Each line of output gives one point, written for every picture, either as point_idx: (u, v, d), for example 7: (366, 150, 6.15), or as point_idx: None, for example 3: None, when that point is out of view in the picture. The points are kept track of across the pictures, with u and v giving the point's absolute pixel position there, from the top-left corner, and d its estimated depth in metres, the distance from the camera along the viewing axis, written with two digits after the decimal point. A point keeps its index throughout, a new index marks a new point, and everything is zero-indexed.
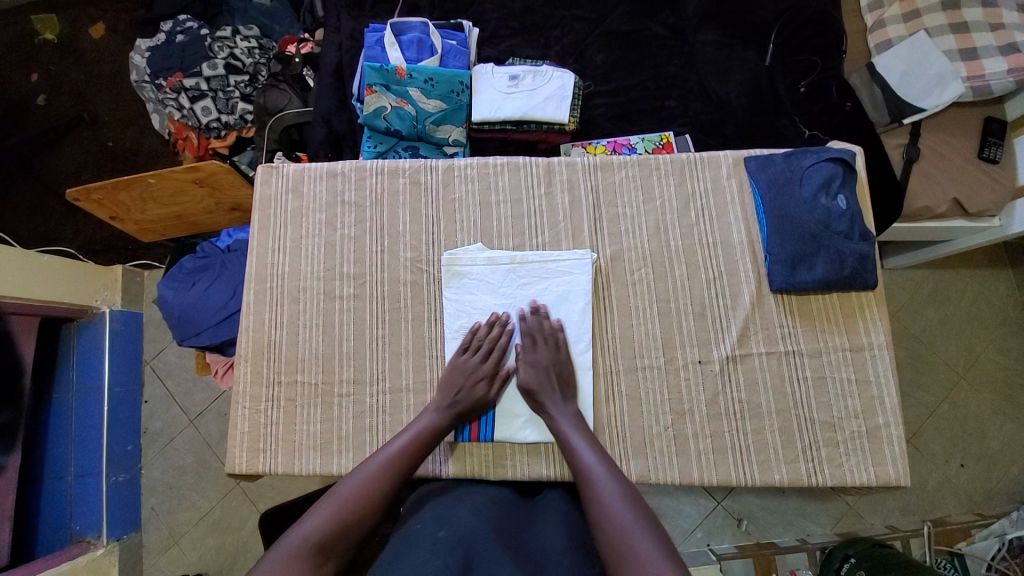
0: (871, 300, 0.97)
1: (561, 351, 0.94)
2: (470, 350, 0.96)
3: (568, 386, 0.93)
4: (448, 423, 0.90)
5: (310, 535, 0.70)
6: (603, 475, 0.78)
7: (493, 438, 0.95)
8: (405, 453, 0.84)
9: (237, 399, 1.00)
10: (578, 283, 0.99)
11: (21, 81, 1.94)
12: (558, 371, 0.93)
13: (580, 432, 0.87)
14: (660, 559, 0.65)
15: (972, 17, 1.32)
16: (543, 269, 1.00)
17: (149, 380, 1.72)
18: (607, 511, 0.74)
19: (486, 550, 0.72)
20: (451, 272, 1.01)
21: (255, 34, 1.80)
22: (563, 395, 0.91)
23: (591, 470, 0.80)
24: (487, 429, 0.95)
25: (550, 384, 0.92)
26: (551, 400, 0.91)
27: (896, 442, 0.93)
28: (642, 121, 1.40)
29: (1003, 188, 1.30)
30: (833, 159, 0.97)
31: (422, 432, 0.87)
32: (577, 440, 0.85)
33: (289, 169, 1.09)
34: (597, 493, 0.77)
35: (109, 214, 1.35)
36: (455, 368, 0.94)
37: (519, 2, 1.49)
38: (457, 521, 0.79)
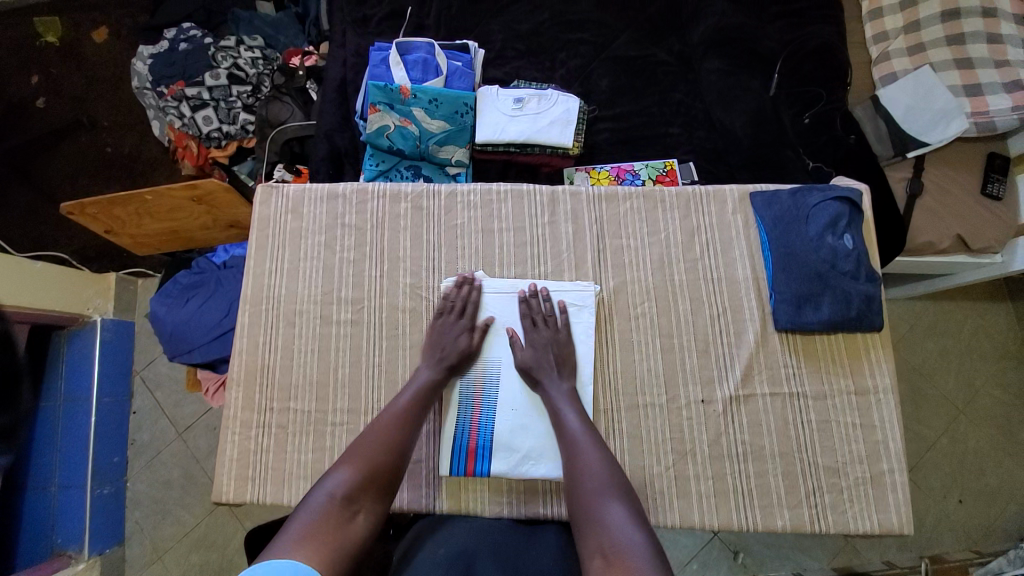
0: (876, 341, 0.96)
1: (561, 333, 0.95)
2: (446, 308, 0.97)
3: (566, 364, 0.94)
4: (442, 377, 0.92)
5: (337, 489, 0.74)
6: (587, 444, 0.83)
7: (491, 473, 0.91)
8: (408, 411, 0.87)
9: (228, 425, 0.97)
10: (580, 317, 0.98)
11: (21, 83, 1.92)
12: (557, 350, 0.94)
13: (570, 401, 0.90)
14: (630, 527, 0.70)
15: (977, 53, 1.31)
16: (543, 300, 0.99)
17: (137, 392, 1.68)
18: (581, 476, 0.79)
19: None
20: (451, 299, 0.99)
21: (260, 45, 1.79)
22: (560, 374, 0.93)
23: (577, 439, 0.85)
24: (485, 464, 0.92)
25: (548, 363, 0.93)
26: (548, 377, 0.92)
27: (900, 489, 0.91)
28: (646, 147, 1.40)
29: (1007, 226, 1.29)
30: (840, 197, 0.96)
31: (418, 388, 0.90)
32: (566, 409, 0.89)
33: (289, 190, 1.08)
34: (577, 460, 0.82)
35: (104, 228, 1.32)
36: (437, 326, 0.96)
37: (525, 24, 1.49)
38: (452, 562, 0.77)
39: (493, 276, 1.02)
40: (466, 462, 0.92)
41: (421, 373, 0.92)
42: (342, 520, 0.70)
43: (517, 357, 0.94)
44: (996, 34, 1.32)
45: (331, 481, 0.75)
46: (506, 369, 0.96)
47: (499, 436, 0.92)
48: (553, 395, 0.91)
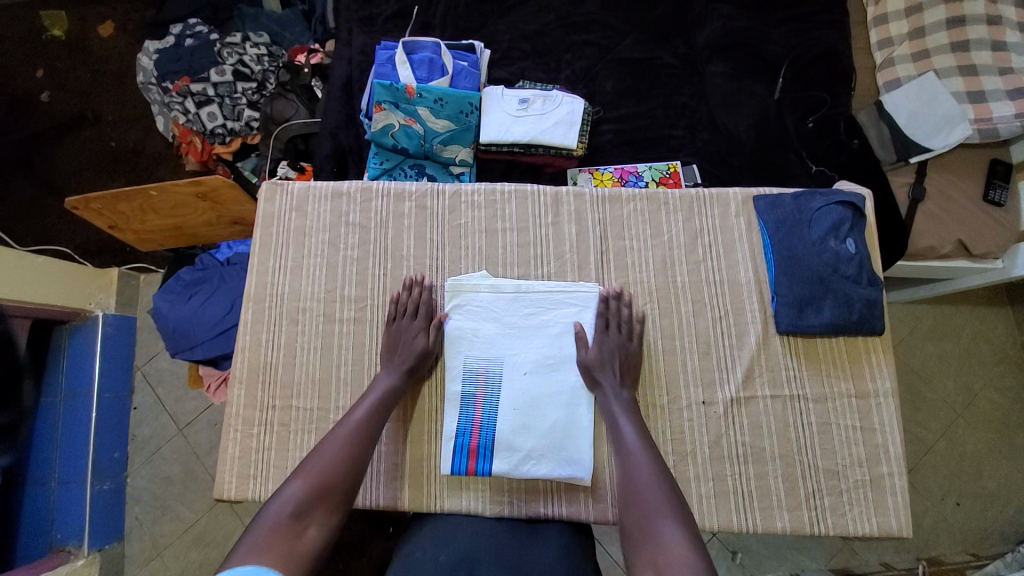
0: (878, 345, 0.96)
1: (632, 341, 0.95)
2: (401, 309, 0.98)
3: (628, 371, 0.93)
4: (401, 381, 0.93)
5: (288, 504, 0.74)
6: (642, 459, 0.82)
7: (492, 473, 0.92)
8: (364, 418, 0.87)
9: (230, 422, 0.97)
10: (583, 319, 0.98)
11: (25, 77, 1.93)
12: (623, 356, 0.94)
13: (628, 413, 0.89)
14: (684, 549, 0.69)
15: (981, 60, 1.32)
16: (547, 300, 0.99)
17: (139, 387, 1.68)
18: (639, 492, 0.78)
19: None
20: (455, 298, 0.99)
21: (265, 42, 1.79)
22: (620, 379, 0.92)
23: (633, 452, 0.83)
24: (486, 463, 0.92)
25: (611, 367, 0.93)
26: (607, 381, 0.92)
27: (899, 492, 0.91)
28: (650, 149, 1.40)
29: (1009, 232, 1.30)
30: (843, 202, 0.96)
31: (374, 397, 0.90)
32: (623, 421, 0.88)
33: (293, 187, 1.08)
34: (633, 473, 0.80)
35: (108, 223, 1.33)
36: (393, 330, 0.97)
37: (531, 25, 1.49)
38: (456, 556, 0.79)
39: (497, 275, 1.01)
40: (468, 461, 0.92)
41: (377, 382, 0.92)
42: (292, 535, 0.71)
43: (583, 359, 0.94)
44: (1001, 41, 1.32)
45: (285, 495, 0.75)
46: (508, 370, 0.96)
47: (500, 434, 0.93)
48: (611, 403, 0.90)
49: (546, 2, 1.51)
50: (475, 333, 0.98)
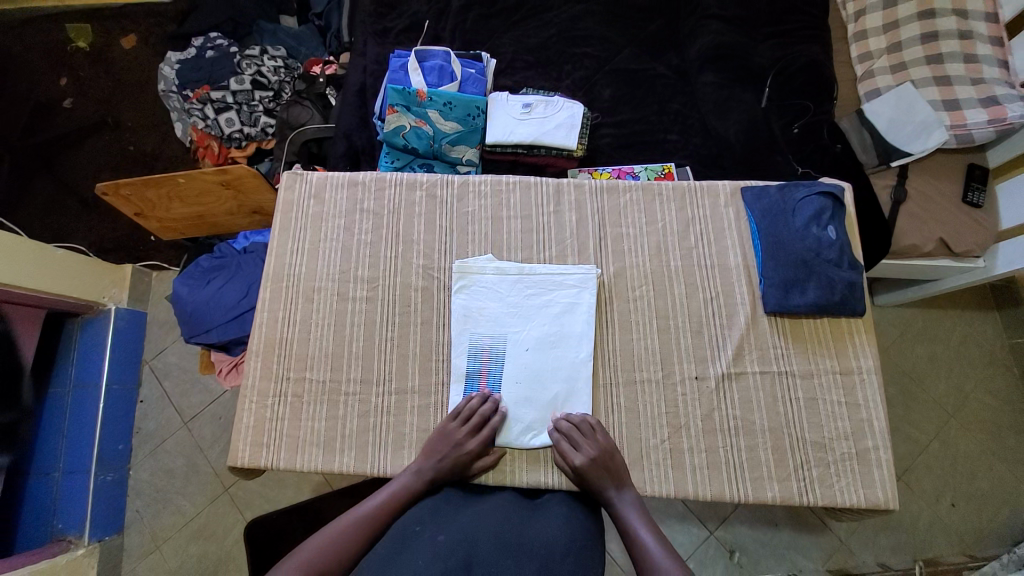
0: (859, 326, 1.02)
1: (602, 441, 0.93)
2: (457, 417, 0.96)
3: (619, 475, 0.92)
4: (422, 488, 0.92)
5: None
6: (666, 565, 0.79)
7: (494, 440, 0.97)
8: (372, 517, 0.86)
9: (245, 393, 1.02)
10: (582, 298, 1.04)
11: (50, 84, 2.03)
12: (612, 464, 0.92)
13: (642, 517, 0.87)
14: None
15: (956, 71, 1.41)
16: (549, 281, 1.05)
17: (146, 380, 1.71)
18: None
19: (486, 555, 0.75)
20: (462, 278, 1.05)
21: (282, 54, 1.90)
22: (619, 484, 0.91)
23: (655, 560, 0.81)
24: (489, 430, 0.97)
25: (604, 474, 0.91)
26: (611, 488, 0.90)
27: (884, 465, 0.95)
28: (645, 152, 1.49)
29: (987, 231, 1.37)
30: (823, 193, 1.05)
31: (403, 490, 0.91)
32: (638, 525, 0.86)
33: (313, 177, 1.16)
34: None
35: (134, 210, 1.41)
36: (440, 434, 0.94)
37: (534, 38, 1.60)
38: (457, 526, 0.82)
39: (503, 260, 1.07)
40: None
41: (409, 473, 0.93)
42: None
43: (571, 464, 0.91)
44: (973, 53, 1.41)
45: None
46: (512, 348, 1.01)
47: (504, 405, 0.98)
48: (622, 507, 0.89)
49: (548, 18, 1.62)
50: (481, 311, 1.04)
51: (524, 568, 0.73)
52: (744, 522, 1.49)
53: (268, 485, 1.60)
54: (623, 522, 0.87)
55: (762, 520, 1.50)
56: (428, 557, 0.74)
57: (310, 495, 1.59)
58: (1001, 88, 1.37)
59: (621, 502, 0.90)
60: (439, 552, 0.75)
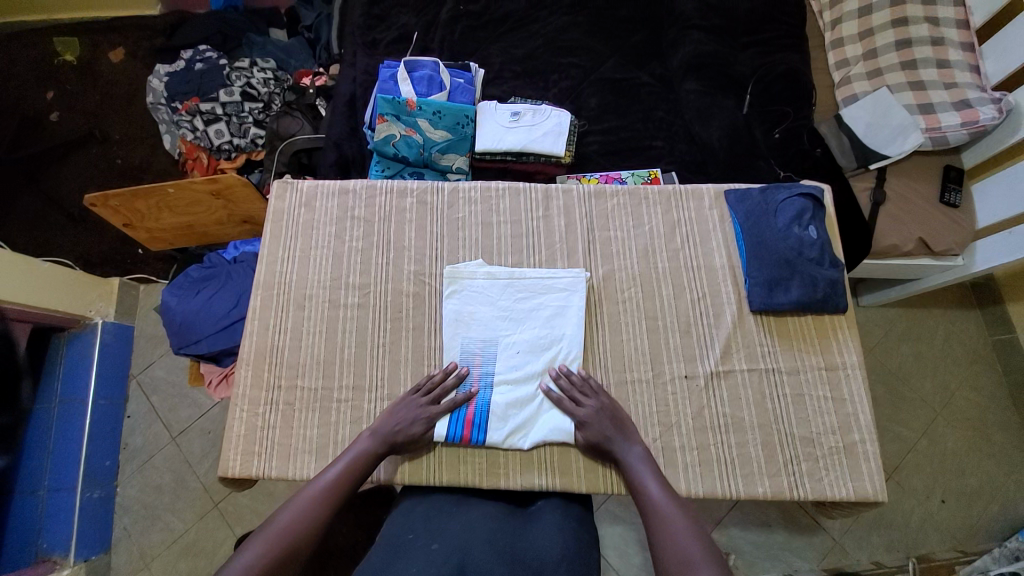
0: (843, 322, 1.05)
1: (603, 398, 0.96)
2: (420, 390, 0.98)
3: (626, 427, 0.94)
4: (382, 452, 0.91)
5: (250, 568, 0.70)
6: (670, 510, 0.79)
7: (486, 443, 0.97)
8: (340, 482, 0.84)
9: (235, 402, 1.02)
10: (571, 299, 1.05)
11: (37, 99, 2.02)
12: (615, 414, 0.95)
13: (649, 466, 0.88)
14: None
15: (929, 76, 1.46)
16: (538, 284, 1.06)
17: (134, 395, 1.68)
18: (672, 541, 0.74)
19: (479, 560, 0.75)
20: (453, 283, 1.06)
21: (272, 66, 1.91)
22: (625, 437, 0.93)
23: (660, 505, 0.80)
24: (480, 433, 0.97)
25: (608, 429, 0.93)
26: (618, 442, 0.92)
27: (872, 458, 0.97)
28: (631, 158, 1.52)
29: (964, 230, 1.41)
30: (805, 193, 1.08)
31: (361, 451, 0.89)
32: (646, 475, 0.86)
33: (303, 185, 1.17)
34: (666, 523, 0.77)
35: (123, 220, 1.42)
36: (402, 404, 0.96)
37: (521, 49, 1.63)
38: (449, 536, 0.81)
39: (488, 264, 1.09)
40: (463, 429, 0.97)
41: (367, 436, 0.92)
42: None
43: (576, 419, 0.95)
44: (945, 60, 1.47)
45: (246, 556, 0.71)
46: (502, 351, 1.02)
47: (496, 403, 0.99)
48: (631, 458, 0.89)
49: (535, 29, 1.66)
50: (471, 316, 1.04)
51: (518, 575, 0.73)
52: (739, 525, 1.50)
53: (260, 499, 1.58)
54: (630, 470, 0.88)
55: (757, 522, 1.50)
56: (421, 564, 0.73)
57: None
58: (972, 93, 1.42)
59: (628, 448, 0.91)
60: (433, 559, 0.74)
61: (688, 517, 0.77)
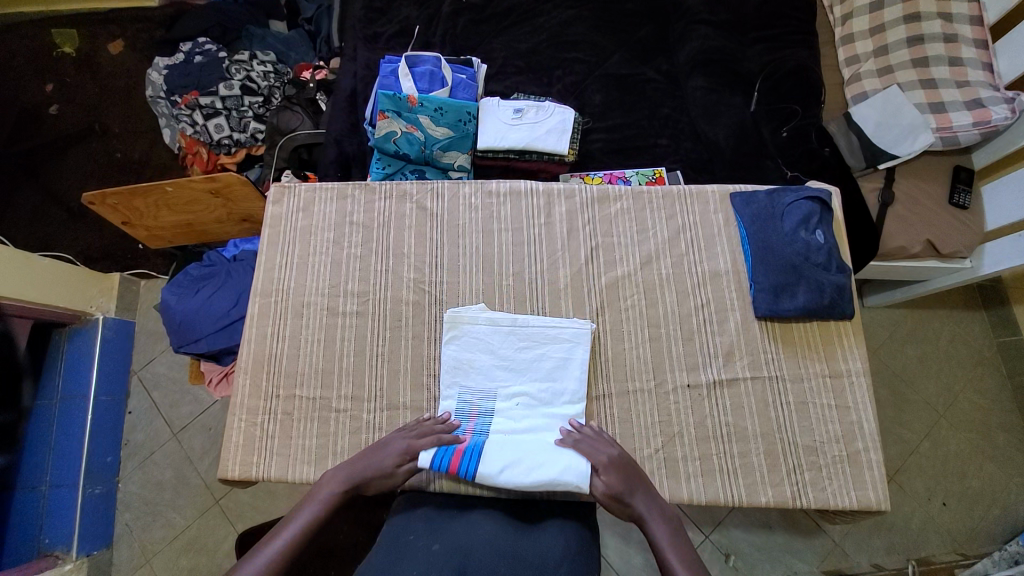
0: (848, 330, 1.07)
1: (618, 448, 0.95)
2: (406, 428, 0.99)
3: (645, 481, 0.93)
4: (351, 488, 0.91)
5: None
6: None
7: (476, 472, 0.93)
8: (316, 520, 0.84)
9: (235, 410, 1.04)
10: (573, 353, 1.04)
11: (36, 91, 2.00)
12: (634, 472, 0.93)
13: (670, 531, 0.86)
14: None
15: (941, 74, 1.43)
16: (539, 333, 1.05)
17: (136, 390, 1.68)
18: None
19: (481, 562, 0.75)
20: (452, 328, 1.05)
21: (271, 59, 1.88)
22: (647, 490, 0.92)
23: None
24: (470, 463, 0.94)
25: (631, 481, 0.91)
26: (639, 496, 0.90)
27: (875, 467, 1.00)
28: (636, 157, 1.50)
29: (973, 233, 1.39)
30: (811, 197, 1.08)
31: (337, 486, 0.90)
32: (665, 539, 0.84)
33: (300, 190, 1.19)
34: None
35: (122, 218, 1.41)
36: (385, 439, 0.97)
37: (524, 44, 1.60)
38: (451, 536, 0.81)
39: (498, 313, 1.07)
40: (452, 459, 0.94)
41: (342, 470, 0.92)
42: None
43: (596, 462, 0.91)
44: (958, 57, 1.43)
45: None
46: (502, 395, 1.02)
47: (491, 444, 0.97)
48: (652, 523, 0.87)
49: (539, 23, 1.62)
50: (471, 364, 1.04)
51: None
52: (739, 526, 1.49)
53: (261, 495, 1.58)
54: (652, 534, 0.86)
55: (757, 523, 1.50)
56: (423, 564, 0.73)
57: None
58: (985, 91, 1.39)
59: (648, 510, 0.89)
60: (434, 560, 0.75)
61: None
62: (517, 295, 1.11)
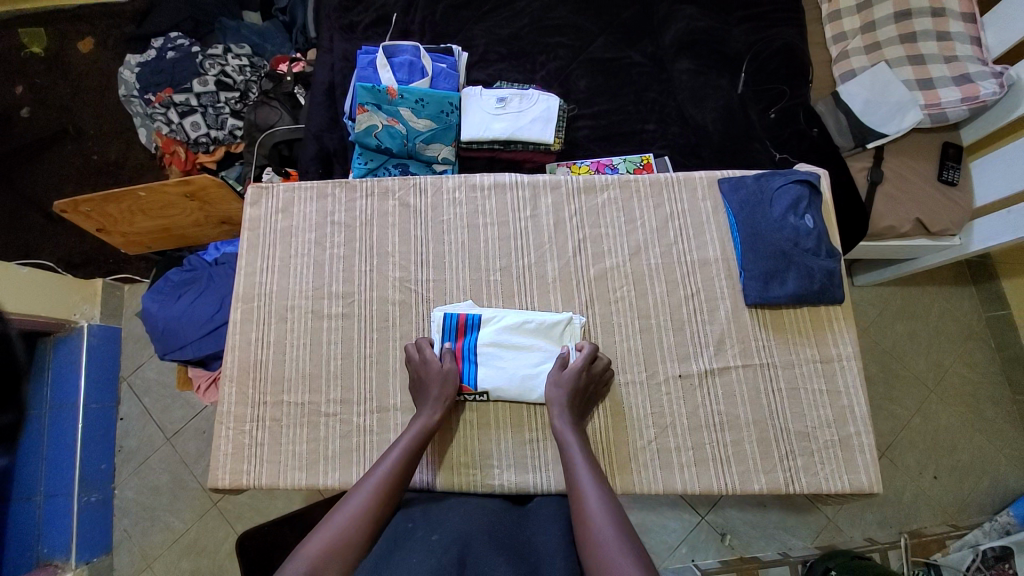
0: (838, 314, 1.07)
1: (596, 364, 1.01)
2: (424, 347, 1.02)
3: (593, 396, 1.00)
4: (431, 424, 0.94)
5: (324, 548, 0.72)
6: (606, 530, 0.74)
7: (478, 380, 1.01)
8: (405, 459, 0.88)
9: (223, 418, 1.03)
10: (544, 366, 1.02)
11: (4, 93, 1.93)
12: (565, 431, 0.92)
13: (593, 475, 0.84)
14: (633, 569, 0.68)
15: (928, 50, 1.40)
16: (513, 337, 1.04)
17: (126, 398, 1.65)
18: (607, 566, 0.69)
19: (478, 551, 0.74)
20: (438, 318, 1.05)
21: (247, 52, 1.82)
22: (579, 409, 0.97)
23: (597, 525, 0.75)
24: (471, 372, 1.02)
25: (562, 402, 0.96)
26: (558, 412, 0.95)
27: (866, 450, 1.01)
28: (623, 143, 1.47)
29: (962, 209, 1.38)
30: (800, 180, 1.07)
31: (409, 446, 0.90)
32: (590, 488, 0.81)
33: (279, 190, 1.16)
34: (599, 545, 0.73)
35: (96, 225, 1.38)
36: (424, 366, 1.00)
37: (506, 29, 1.56)
38: (448, 527, 0.81)
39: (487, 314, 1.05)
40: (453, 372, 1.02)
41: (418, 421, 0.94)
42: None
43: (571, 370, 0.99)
44: (946, 31, 1.41)
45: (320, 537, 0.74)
46: (486, 361, 1.02)
47: (485, 359, 1.02)
48: (580, 474, 0.85)
49: (519, 8, 1.57)
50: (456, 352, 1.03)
51: (516, 564, 0.73)
52: (734, 506, 1.51)
53: (259, 495, 1.57)
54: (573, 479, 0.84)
55: (753, 503, 1.52)
56: (421, 555, 0.72)
57: (301, 504, 1.55)
58: (973, 66, 1.37)
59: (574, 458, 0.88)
60: (432, 549, 0.74)
61: (626, 545, 0.71)
62: (504, 291, 1.10)
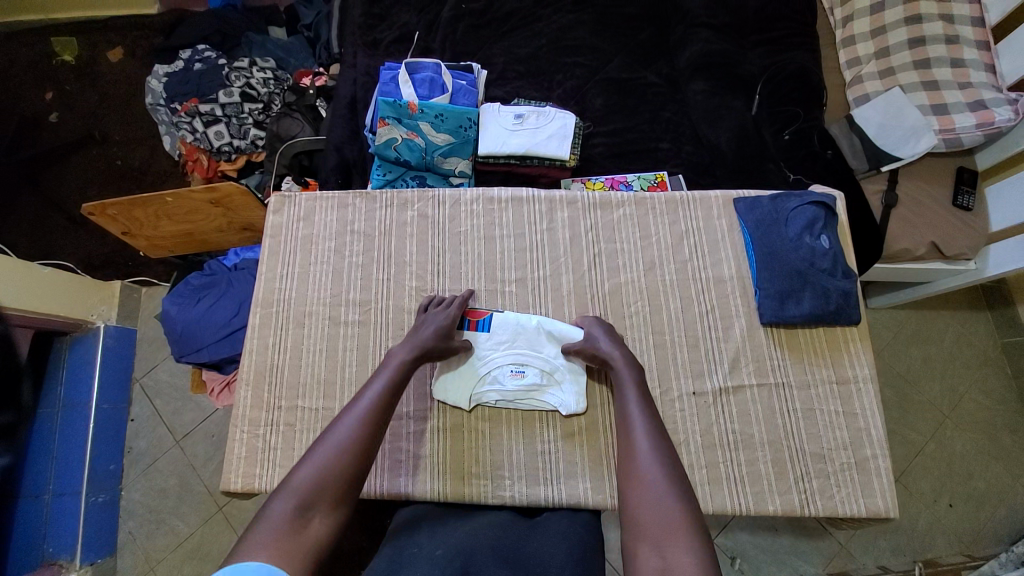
0: (855, 336, 1.07)
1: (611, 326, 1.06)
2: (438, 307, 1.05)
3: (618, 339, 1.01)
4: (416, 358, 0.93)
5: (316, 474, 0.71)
6: (650, 464, 0.76)
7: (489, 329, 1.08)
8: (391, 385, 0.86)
9: (237, 421, 1.04)
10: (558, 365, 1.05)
11: (36, 100, 2.00)
12: (624, 371, 0.92)
13: (643, 416, 0.83)
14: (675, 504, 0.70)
15: (943, 76, 1.42)
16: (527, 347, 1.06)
17: (137, 399, 1.66)
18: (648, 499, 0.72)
19: (483, 563, 0.74)
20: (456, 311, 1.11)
21: (271, 66, 1.87)
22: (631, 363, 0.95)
23: (644, 460, 0.76)
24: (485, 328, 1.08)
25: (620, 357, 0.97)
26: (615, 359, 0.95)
27: (883, 474, 1.00)
28: (637, 161, 1.49)
29: (977, 234, 1.38)
30: (816, 202, 1.08)
31: (392, 375, 0.88)
32: (638, 427, 0.82)
33: (301, 199, 1.18)
34: (643, 479, 0.74)
35: (121, 229, 1.41)
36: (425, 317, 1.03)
37: (525, 49, 1.60)
38: (453, 541, 0.81)
39: (497, 329, 1.07)
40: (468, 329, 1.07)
41: (396, 367, 0.89)
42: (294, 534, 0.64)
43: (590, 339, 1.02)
44: (960, 58, 1.42)
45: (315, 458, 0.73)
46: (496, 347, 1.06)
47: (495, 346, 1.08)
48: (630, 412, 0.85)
49: (538, 28, 1.62)
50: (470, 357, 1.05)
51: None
52: (745, 529, 1.48)
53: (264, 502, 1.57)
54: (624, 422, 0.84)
55: (764, 527, 1.49)
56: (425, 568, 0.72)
57: None
58: (987, 93, 1.38)
59: (626, 401, 0.87)
60: (435, 562, 0.74)
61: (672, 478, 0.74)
62: (519, 302, 1.11)
